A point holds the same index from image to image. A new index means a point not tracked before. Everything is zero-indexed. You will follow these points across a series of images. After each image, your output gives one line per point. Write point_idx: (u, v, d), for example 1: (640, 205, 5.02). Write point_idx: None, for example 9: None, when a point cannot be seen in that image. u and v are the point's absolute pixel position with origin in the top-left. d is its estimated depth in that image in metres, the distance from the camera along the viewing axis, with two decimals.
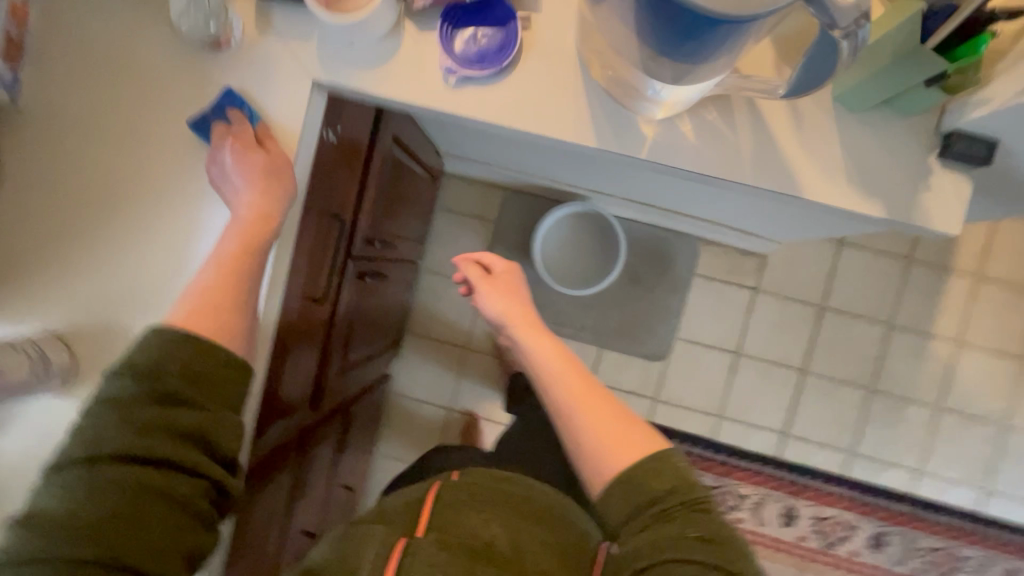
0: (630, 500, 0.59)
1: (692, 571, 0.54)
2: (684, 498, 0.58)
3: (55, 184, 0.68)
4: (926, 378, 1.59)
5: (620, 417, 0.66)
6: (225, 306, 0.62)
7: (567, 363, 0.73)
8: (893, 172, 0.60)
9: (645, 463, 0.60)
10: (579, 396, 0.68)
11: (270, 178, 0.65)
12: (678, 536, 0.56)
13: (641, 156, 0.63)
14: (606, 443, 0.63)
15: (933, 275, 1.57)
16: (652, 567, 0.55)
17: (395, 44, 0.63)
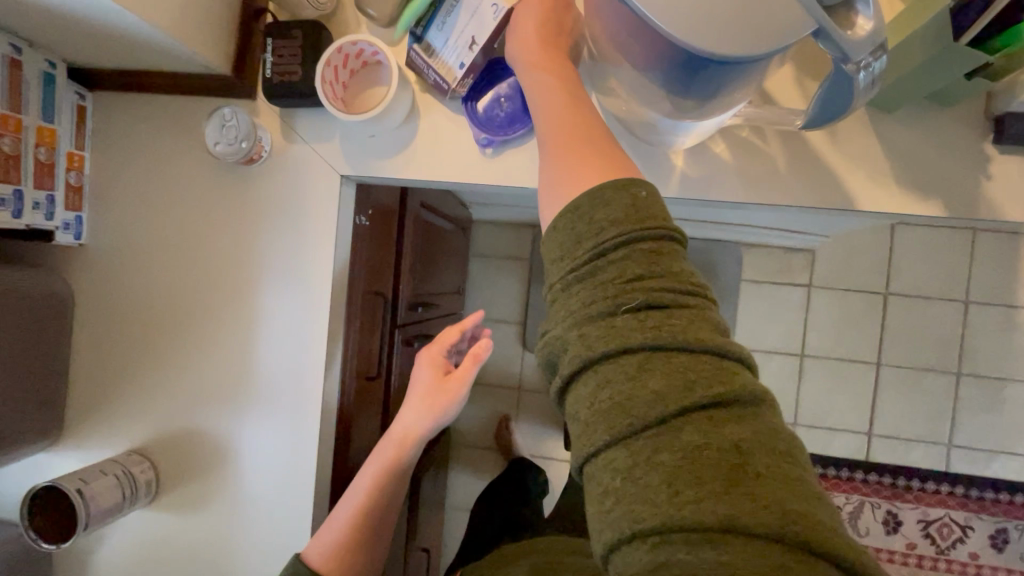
0: (568, 259, 0.40)
1: (630, 367, 0.35)
2: (623, 246, 0.38)
3: (120, 312, 0.72)
4: (1020, 353, 1.46)
5: (588, 144, 0.45)
6: (352, 531, 0.67)
7: (555, 86, 0.49)
8: (948, 166, 0.57)
9: (611, 194, 0.40)
10: (558, 119, 0.47)
11: (428, 393, 0.72)
12: (612, 310, 0.36)
13: (673, 192, 0.62)
14: (561, 178, 0.44)
15: (1004, 241, 1.46)
16: (579, 383, 0.37)
17: (413, 127, 0.65)
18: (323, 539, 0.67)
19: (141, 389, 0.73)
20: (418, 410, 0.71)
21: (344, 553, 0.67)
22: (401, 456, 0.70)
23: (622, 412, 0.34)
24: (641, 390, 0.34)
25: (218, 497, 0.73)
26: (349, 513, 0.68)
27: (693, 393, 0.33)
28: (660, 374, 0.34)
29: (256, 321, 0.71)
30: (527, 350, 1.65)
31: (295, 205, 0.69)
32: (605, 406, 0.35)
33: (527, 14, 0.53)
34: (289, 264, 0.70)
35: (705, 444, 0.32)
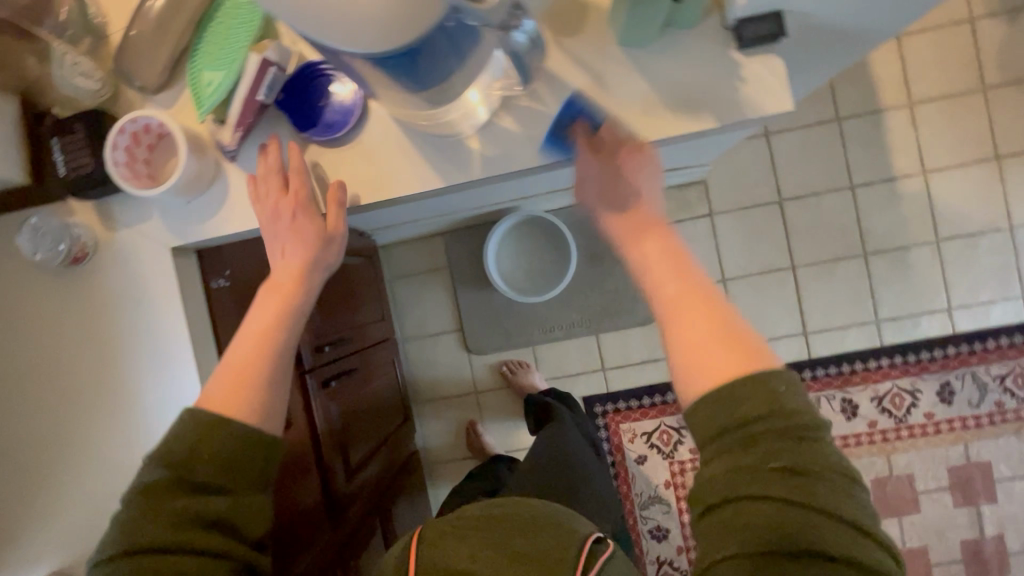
0: (718, 417, 0.45)
1: (763, 507, 0.42)
2: (769, 424, 0.44)
3: None
4: (911, 219, 1.55)
5: (727, 337, 0.48)
6: (250, 370, 0.55)
7: (671, 262, 0.52)
8: (705, 79, 0.61)
9: (753, 381, 0.45)
10: (676, 308, 0.50)
11: (303, 221, 0.61)
12: (755, 461, 0.43)
13: (479, 173, 0.64)
14: (697, 368, 0.48)
15: (868, 122, 1.55)
16: (721, 525, 0.44)
17: (222, 184, 0.67)
18: (216, 384, 0.55)
19: (37, 514, 0.71)
20: (302, 243, 0.61)
21: (237, 392, 0.54)
22: (296, 297, 0.60)
23: (747, 534, 0.42)
24: (768, 531, 0.42)
25: None
26: (245, 353, 0.56)
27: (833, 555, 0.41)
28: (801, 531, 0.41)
29: (127, 414, 0.70)
30: (472, 352, 1.67)
31: (132, 292, 0.69)
32: (739, 528, 0.43)
33: (592, 170, 0.58)
34: (143, 349, 0.70)
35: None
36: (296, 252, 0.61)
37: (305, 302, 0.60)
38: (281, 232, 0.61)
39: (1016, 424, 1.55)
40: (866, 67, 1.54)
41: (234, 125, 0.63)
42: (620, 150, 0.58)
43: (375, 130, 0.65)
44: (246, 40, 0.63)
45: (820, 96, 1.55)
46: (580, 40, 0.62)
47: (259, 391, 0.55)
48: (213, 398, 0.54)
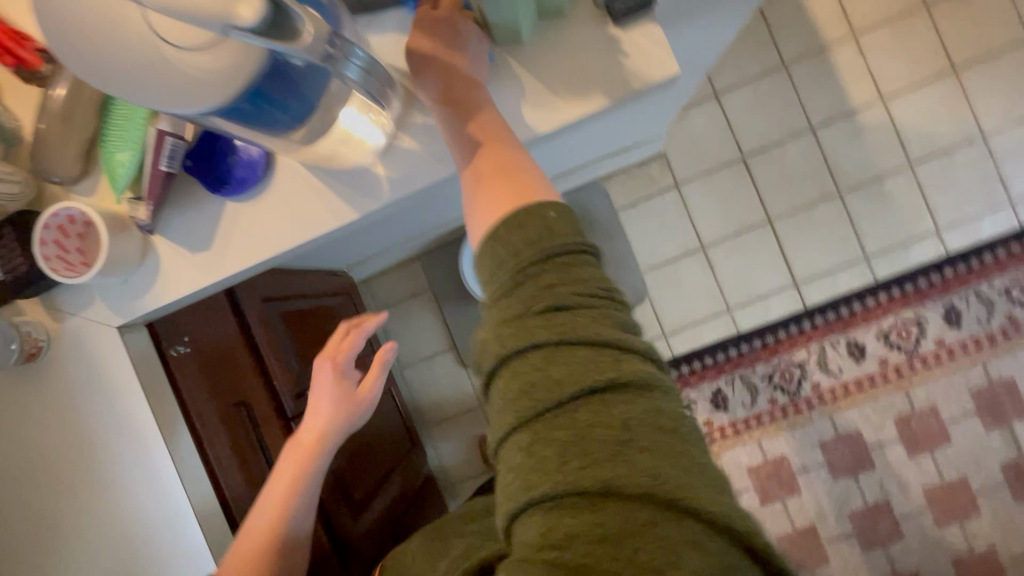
0: (505, 259, 0.48)
1: (536, 357, 0.45)
2: (530, 267, 0.47)
3: None
4: (878, 149, 1.52)
5: (508, 184, 0.53)
6: (264, 539, 0.74)
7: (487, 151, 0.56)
8: (589, 60, 0.61)
9: (533, 217, 0.49)
10: (488, 182, 0.54)
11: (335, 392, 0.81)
12: (521, 313, 0.46)
13: (391, 197, 0.65)
14: (484, 207, 0.53)
15: (815, 61, 1.52)
16: (501, 396, 0.46)
17: (152, 258, 0.68)
18: (238, 548, 0.73)
19: None
20: (330, 407, 0.81)
21: (256, 557, 0.72)
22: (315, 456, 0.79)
23: (527, 400, 0.44)
24: (545, 386, 0.44)
25: None
26: (264, 520, 0.74)
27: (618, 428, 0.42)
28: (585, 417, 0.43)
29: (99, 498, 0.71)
30: (469, 367, 1.67)
31: (84, 373, 0.71)
32: (516, 396, 0.45)
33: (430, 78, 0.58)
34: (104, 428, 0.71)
35: (626, 469, 0.41)
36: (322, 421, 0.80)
37: (321, 458, 0.79)
38: (319, 398, 0.81)
39: None
40: (801, 8, 1.52)
41: (146, 198, 0.64)
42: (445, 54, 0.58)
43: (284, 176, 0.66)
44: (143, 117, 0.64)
45: (763, 46, 1.53)
46: None
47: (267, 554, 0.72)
48: (238, 565, 0.72)
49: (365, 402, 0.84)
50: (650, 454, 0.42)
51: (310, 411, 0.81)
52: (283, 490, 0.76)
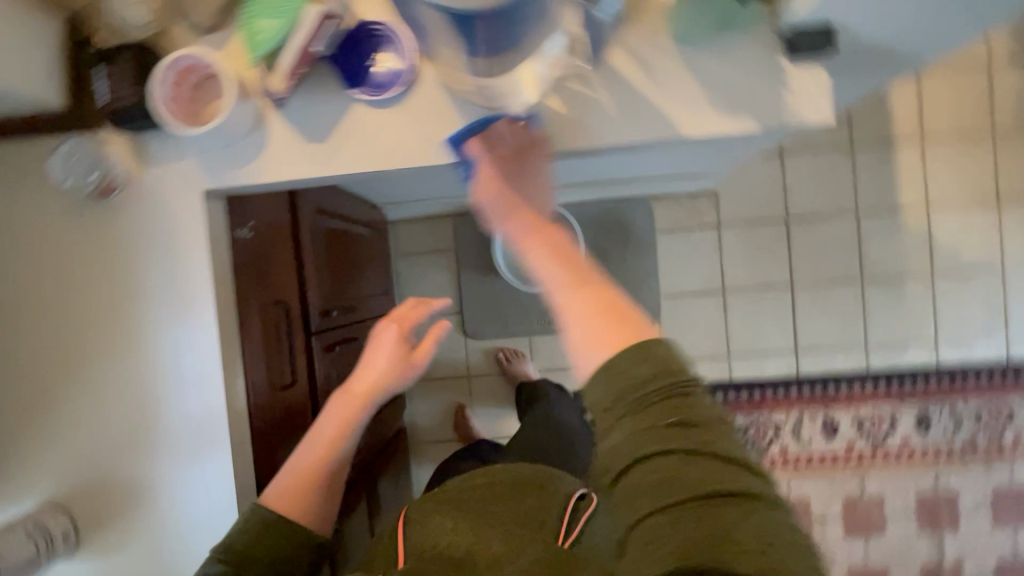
0: (612, 382, 0.47)
1: (651, 470, 0.44)
2: (653, 380, 0.46)
3: (10, 372, 0.70)
4: (909, 251, 1.59)
5: (617, 311, 0.50)
6: (305, 485, 0.71)
7: (551, 238, 0.56)
8: (752, 83, 0.63)
9: (645, 346, 0.47)
10: (583, 279, 0.52)
11: (392, 353, 0.77)
12: (629, 432, 0.45)
13: (520, 149, 0.65)
14: (590, 333, 0.49)
15: (880, 152, 1.58)
16: (618, 501, 0.46)
17: (263, 131, 0.66)
18: (279, 484, 0.70)
19: (44, 442, 0.71)
20: (380, 367, 0.76)
21: (297, 500, 0.70)
22: (359, 414, 0.75)
23: (645, 504, 0.43)
24: (666, 496, 0.43)
25: (148, 536, 0.71)
26: (308, 463, 0.71)
27: (721, 487, 0.43)
28: (691, 467, 0.43)
29: (150, 362, 0.70)
30: (469, 336, 1.67)
31: (164, 236, 0.68)
32: (635, 501, 0.44)
33: (487, 183, 0.60)
34: (169, 302, 0.69)
35: (732, 527, 0.41)
36: (378, 377, 0.76)
37: (365, 413, 0.75)
38: (375, 353, 0.77)
39: (986, 459, 1.61)
40: (883, 99, 1.57)
41: (286, 72, 0.61)
42: (507, 159, 0.61)
43: (425, 95, 0.65)
44: None
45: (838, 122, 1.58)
46: (635, 30, 0.63)
47: (307, 502, 0.70)
48: (279, 497, 0.69)
49: (416, 365, 0.79)
50: (743, 521, 0.41)
51: (365, 363, 0.77)
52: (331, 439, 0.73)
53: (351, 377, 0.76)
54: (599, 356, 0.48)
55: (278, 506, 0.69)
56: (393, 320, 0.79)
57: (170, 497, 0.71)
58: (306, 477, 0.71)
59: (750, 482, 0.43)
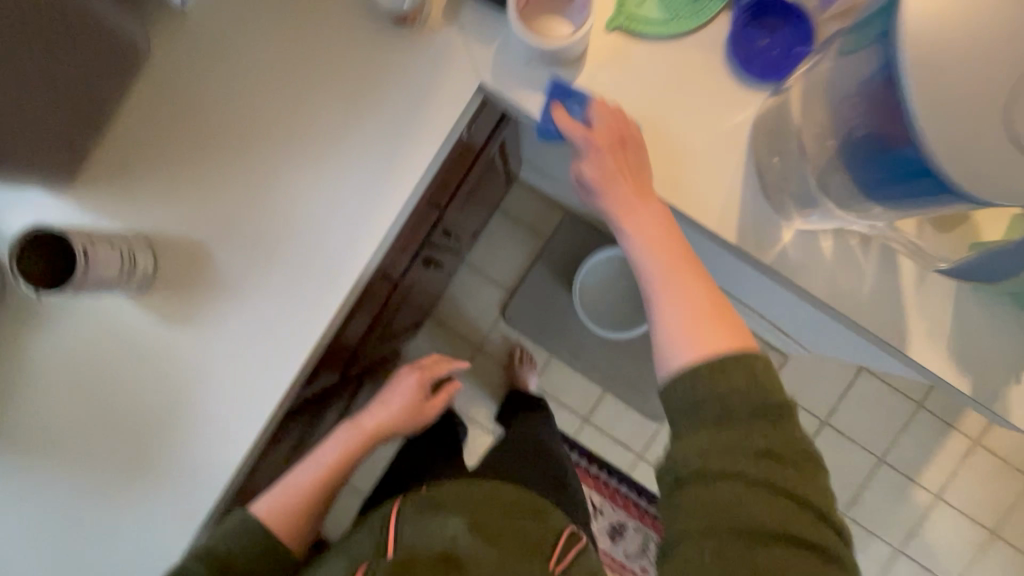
0: (712, 389, 0.51)
1: (728, 493, 0.49)
2: (755, 406, 0.50)
3: (199, 104, 0.68)
4: (897, 519, 1.62)
5: (721, 314, 0.55)
6: (307, 500, 0.69)
7: (670, 240, 0.58)
8: (992, 355, 0.63)
9: (742, 358, 0.51)
10: (688, 262, 0.58)
11: (406, 401, 0.84)
12: (733, 438, 0.50)
13: (770, 259, 0.63)
14: (692, 329, 0.54)
15: (937, 426, 1.61)
16: (688, 509, 0.50)
17: (569, 76, 0.64)
18: (276, 500, 0.68)
19: (178, 184, 0.68)
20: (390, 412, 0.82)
21: (293, 519, 0.67)
22: (362, 450, 0.77)
23: (721, 520, 0.48)
24: (743, 526, 0.48)
25: (202, 328, 0.68)
26: (310, 483, 0.71)
27: (787, 526, 0.48)
28: (758, 499, 0.48)
29: (321, 187, 0.67)
30: (503, 317, 1.65)
31: (419, 94, 0.65)
32: (707, 509, 0.49)
33: (598, 158, 0.60)
34: (378, 148, 0.66)
35: (784, 560, 0.47)
36: (385, 419, 0.82)
37: (367, 450, 0.78)
38: (391, 395, 0.84)
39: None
40: None
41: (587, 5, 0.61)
42: (628, 170, 0.60)
43: (727, 155, 0.63)
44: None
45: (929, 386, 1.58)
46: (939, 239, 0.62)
47: (303, 520, 0.68)
48: (278, 506, 0.67)
49: (421, 417, 0.87)
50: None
51: (379, 404, 0.82)
52: (336, 465, 0.73)
53: (364, 410, 0.80)
54: (691, 354, 0.53)
55: (279, 525, 0.66)
56: (417, 370, 0.87)
57: (248, 313, 0.68)
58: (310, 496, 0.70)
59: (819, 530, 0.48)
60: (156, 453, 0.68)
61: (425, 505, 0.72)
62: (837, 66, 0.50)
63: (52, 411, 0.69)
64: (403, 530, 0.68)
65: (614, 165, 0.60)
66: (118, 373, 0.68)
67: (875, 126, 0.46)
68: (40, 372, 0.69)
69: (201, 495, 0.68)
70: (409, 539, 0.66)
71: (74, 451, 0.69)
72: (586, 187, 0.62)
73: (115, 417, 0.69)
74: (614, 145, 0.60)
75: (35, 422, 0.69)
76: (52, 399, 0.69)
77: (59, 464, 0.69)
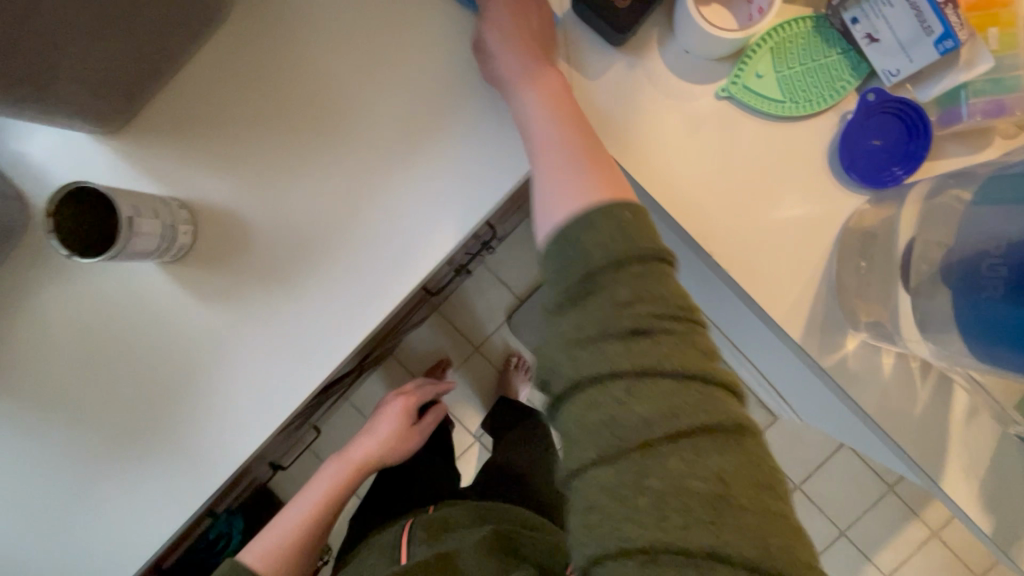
0: (568, 253, 0.44)
1: (618, 391, 0.41)
2: (618, 265, 0.43)
3: (271, 76, 0.63)
4: None
5: (603, 163, 0.52)
6: (296, 538, 0.71)
7: (566, 107, 0.56)
8: (1020, 505, 0.62)
9: (609, 211, 0.44)
10: (566, 121, 0.55)
11: (394, 428, 0.91)
12: (605, 321, 0.42)
13: (827, 365, 0.61)
14: (569, 180, 0.50)
15: (901, 511, 1.65)
16: (574, 430, 0.42)
17: (667, 137, 0.61)
18: (265, 546, 0.70)
19: (231, 155, 0.63)
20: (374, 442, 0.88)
21: (284, 558, 0.69)
22: (351, 482, 0.82)
23: (609, 433, 0.40)
24: (633, 439, 0.40)
25: (229, 313, 0.64)
26: (299, 522, 0.73)
27: (677, 418, 0.40)
28: (643, 400, 0.40)
29: (385, 194, 0.63)
30: (508, 323, 1.62)
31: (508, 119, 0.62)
32: (591, 424, 0.41)
33: (501, 24, 0.57)
34: (453, 166, 0.62)
35: (687, 475, 0.39)
36: (372, 450, 0.87)
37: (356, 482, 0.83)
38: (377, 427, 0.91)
39: None
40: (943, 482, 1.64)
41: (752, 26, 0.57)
42: (532, 46, 0.57)
43: (809, 253, 0.61)
44: (815, 73, 0.59)
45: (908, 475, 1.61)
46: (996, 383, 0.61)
47: (294, 558, 0.70)
48: (268, 546, 0.69)
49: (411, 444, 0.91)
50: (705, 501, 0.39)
51: (366, 437, 0.88)
52: (325, 502, 0.77)
53: (350, 443, 0.86)
54: (570, 204, 0.48)
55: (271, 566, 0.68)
56: (399, 399, 0.95)
57: (281, 309, 0.64)
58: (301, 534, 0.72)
59: (714, 421, 0.40)
60: (156, 432, 0.65)
61: (434, 525, 0.74)
62: (976, 216, 0.50)
63: (54, 365, 0.65)
64: (416, 543, 0.70)
65: (516, 37, 0.57)
66: (130, 340, 0.64)
67: (1013, 262, 0.45)
68: (48, 322, 0.64)
69: (200, 484, 0.65)
70: (421, 551, 0.68)
71: (69, 411, 0.65)
72: (485, 55, 0.58)
73: (120, 386, 0.65)
74: (520, 14, 0.58)
75: (34, 373, 0.65)
76: (56, 352, 0.64)
77: (51, 422, 0.65)
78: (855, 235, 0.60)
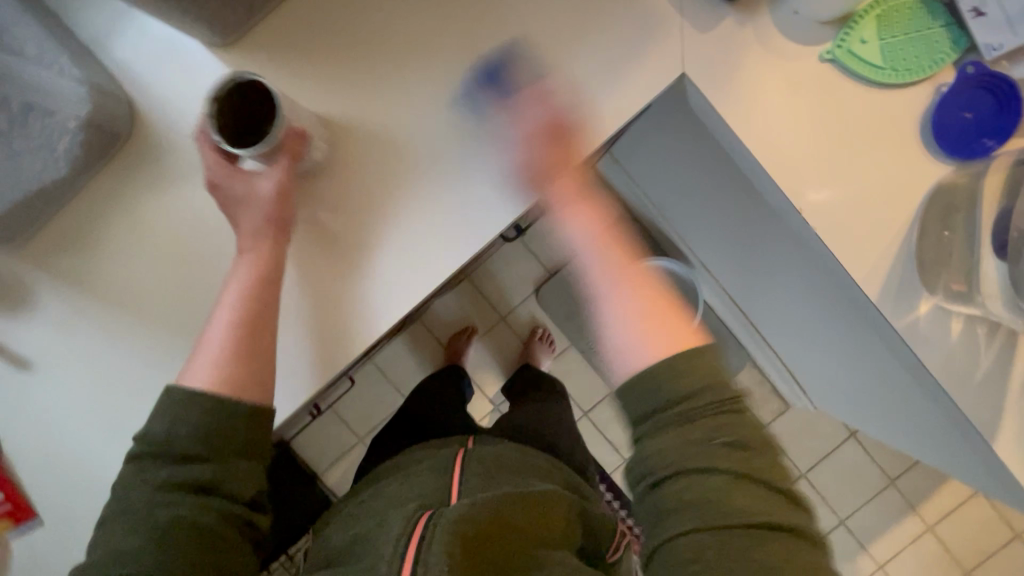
0: (658, 386, 0.49)
1: (716, 483, 0.46)
2: (702, 393, 0.49)
3: (384, 4, 0.64)
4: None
5: (673, 313, 0.54)
6: (228, 364, 0.57)
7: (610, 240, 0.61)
8: None
9: (688, 354, 0.50)
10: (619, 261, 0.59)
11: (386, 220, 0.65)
12: (699, 429, 0.48)
13: (900, 325, 0.64)
14: (645, 323, 0.53)
15: None
16: (675, 512, 0.46)
17: (767, 93, 0.63)
18: (205, 364, 0.58)
19: (337, 78, 0.64)
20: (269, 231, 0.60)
21: (230, 373, 0.57)
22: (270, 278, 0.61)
23: (707, 513, 0.45)
24: (727, 518, 0.45)
25: (323, 236, 0.65)
26: (227, 338, 0.58)
27: (764, 518, 0.45)
28: (740, 491, 0.46)
29: (487, 129, 0.64)
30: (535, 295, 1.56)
31: (614, 65, 0.63)
32: (690, 501, 0.46)
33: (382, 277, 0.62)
34: (557, 108, 0.63)
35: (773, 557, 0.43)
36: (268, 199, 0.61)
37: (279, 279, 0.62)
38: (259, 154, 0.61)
39: None
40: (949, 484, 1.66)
41: None
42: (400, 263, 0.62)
43: (892, 219, 0.63)
44: (917, 42, 0.62)
45: (925, 483, 1.57)
46: None
47: (235, 379, 0.57)
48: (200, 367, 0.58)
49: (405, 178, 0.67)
50: None
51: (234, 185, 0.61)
52: (246, 321, 0.59)
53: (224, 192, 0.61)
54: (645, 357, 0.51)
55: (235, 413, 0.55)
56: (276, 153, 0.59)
57: (302, 306, 0.65)
58: (243, 370, 0.57)
59: (792, 514, 0.46)
60: None
61: (487, 465, 0.71)
62: None
63: (144, 271, 0.65)
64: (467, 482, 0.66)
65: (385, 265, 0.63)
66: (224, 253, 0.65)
67: None
68: (142, 227, 0.65)
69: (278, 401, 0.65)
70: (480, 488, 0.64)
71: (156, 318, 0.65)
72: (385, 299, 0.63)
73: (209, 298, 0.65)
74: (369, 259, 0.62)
75: (123, 277, 0.65)
76: (146, 258, 0.65)
77: (136, 328, 0.65)
78: (939, 203, 0.63)
